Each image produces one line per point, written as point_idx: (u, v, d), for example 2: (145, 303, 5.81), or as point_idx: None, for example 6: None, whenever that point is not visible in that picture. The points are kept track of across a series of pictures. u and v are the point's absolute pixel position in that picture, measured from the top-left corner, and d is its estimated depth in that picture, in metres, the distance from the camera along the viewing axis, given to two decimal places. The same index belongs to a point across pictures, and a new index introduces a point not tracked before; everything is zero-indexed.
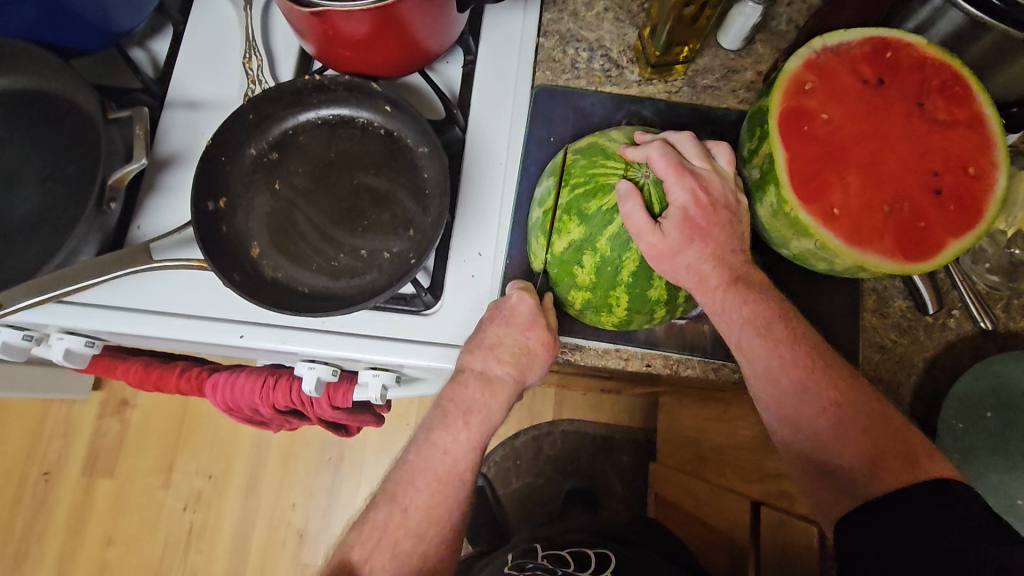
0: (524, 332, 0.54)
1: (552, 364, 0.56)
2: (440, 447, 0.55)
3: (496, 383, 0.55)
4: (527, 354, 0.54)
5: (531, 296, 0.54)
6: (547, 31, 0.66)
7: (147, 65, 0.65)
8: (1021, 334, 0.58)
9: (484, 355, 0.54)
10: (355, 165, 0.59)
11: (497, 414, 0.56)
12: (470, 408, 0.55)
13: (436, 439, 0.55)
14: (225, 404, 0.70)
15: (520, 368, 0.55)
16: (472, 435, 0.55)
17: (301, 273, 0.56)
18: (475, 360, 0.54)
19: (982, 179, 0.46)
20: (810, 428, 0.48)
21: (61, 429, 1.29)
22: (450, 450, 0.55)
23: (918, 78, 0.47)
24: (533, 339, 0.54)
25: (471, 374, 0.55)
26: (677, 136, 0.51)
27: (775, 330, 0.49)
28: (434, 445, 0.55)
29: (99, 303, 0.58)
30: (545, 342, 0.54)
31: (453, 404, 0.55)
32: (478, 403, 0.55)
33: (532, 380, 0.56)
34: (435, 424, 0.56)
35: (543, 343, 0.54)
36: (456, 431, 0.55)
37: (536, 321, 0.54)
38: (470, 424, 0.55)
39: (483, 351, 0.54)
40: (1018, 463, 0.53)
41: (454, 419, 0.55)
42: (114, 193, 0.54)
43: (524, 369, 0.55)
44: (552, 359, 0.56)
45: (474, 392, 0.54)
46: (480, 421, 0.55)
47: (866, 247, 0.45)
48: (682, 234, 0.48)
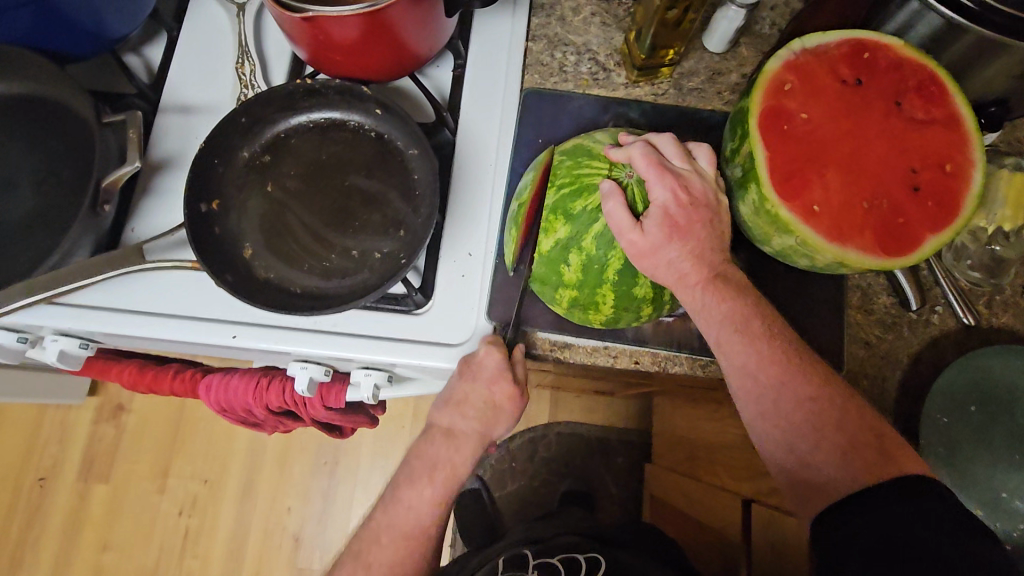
0: (490, 387, 0.56)
1: (518, 414, 0.59)
2: (407, 502, 0.58)
3: (462, 439, 0.58)
4: (492, 408, 0.57)
5: (497, 352, 0.56)
6: (535, 35, 0.67)
7: (142, 71, 0.66)
8: (1004, 329, 0.59)
9: (451, 411, 0.57)
10: (346, 167, 0.60)
11: (464, 469, 0.58)
12: (437, 463, 0.58)
13: (403, 495, 0.58)
14: (218, 404, 0.70)
15: (486, 423, 0.57)
16: (438, 489, 0.58)
17: (293, 274, 0.57)
18: (443, 416, 0.58)
19: (959, 175, 0.47)
20: (787, 424, 0.49)
21: (57, 434, 1.29)
22: (414, 504, 0.58)
23: (895, 78, 0.48)
24: (498, 393, 0.56)
25: (440, 430, 0.58)
26: (660, 138, 0.52)
27: (755, 326, 0.50)
28: (402, 500, 0.58)
29: (93, 305, 0.58)
30: (510, 395, 0.57)
31: (420, 459, 0.59)
32: (444, 459, 0.58)
33: (499, 434, 0.59)
34: (404, 481, 0.59)
35: (508, 397, 0.57)
36: (421, 488, 0.58)
37: (500, 377, 0.56)
38: (435, 480, 0.58)
39: (450, 406, 0.57)
40: (1002, 457, 0.54)
41: (421, 475, 0.58)
42: (107, 196, 0.54)
43: (489, 422, 0.57)
44: (519, 410, 0.59)
45: (440, 448, 0.58)
46: (445, 477, 0.58)
47: (846, 242, 0.45)
48: (663, 233, 0.48)
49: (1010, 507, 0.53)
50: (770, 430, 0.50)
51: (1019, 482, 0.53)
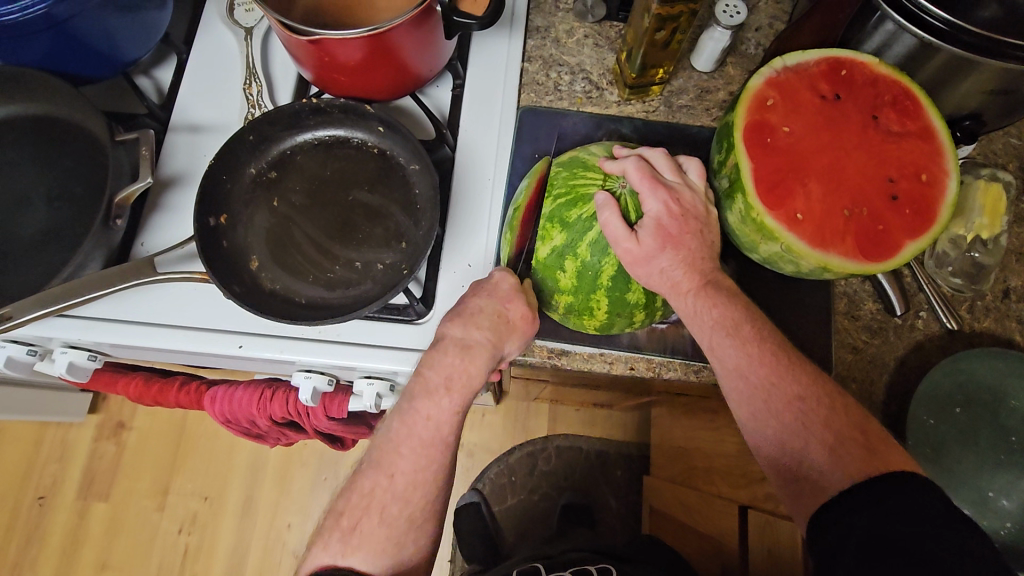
0: (504, 305, 0.53)
1: (530, 339, 0.54)
2: (424, 412, 0.52)
3: (476, 350, 0.53)
4: (507, 323, 0.53)
5: (512, 276, 0.54)
6: (531, 56, 0.70)
7: (152, 92, 0.69)
8: (987, 333, 0.61)
9: (464, 322, 0.53)
10: (350, 182, 0.62)
11: (476, 380, 0.53)
12: (451, 375, 0.52)
13: (420, 405, 0.52)
14: (223, 416, 0.71)
15: (500, 337, 0.53)
16: (455, 400, 0.53)
17: (298, 285, 0.59)
18: (455, 326, 0.53)
19: (935, 185, 0.49)
20: (776, 424, 0.50)
21: (57, 452, 1.29)
22: (434, 414, 0.52)
23: (871, 93, 0.51)
24: (515, 310, 0.53)
25: (452, 343, 0.53)
26: (653, 151, 0.55)
27: (745, 331, 0.52)
28: (416, 412, 0.52)
29: (103, 317, 0.60)
30: (525, 315, 0.53)
31: (432, 369, 0.53)
32: (444, 398, 0.52)
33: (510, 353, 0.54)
34: (417, 390, 0.53)
35: (522, 317, 0.53)
36: (438, 397, 0.52)
37: (516, 294, 0.53)
38: (453, 389, 0.52)
39: (462, 317, 0.53)
40: (988, 458, 0.56)
41: (436, 387, 0.52)
42: (120, 211, 0.56)
43: (503, 334, 0.53)
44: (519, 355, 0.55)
45: (455, 359, 0.52)
46: (462, 385, 0.53)
47: (829, 248, 0.48)
48: (655, 242, 0.51)
49: (998, 506, 0.55)
50: (760, 430, 0.51)
51: (1005, 482, 0.55)
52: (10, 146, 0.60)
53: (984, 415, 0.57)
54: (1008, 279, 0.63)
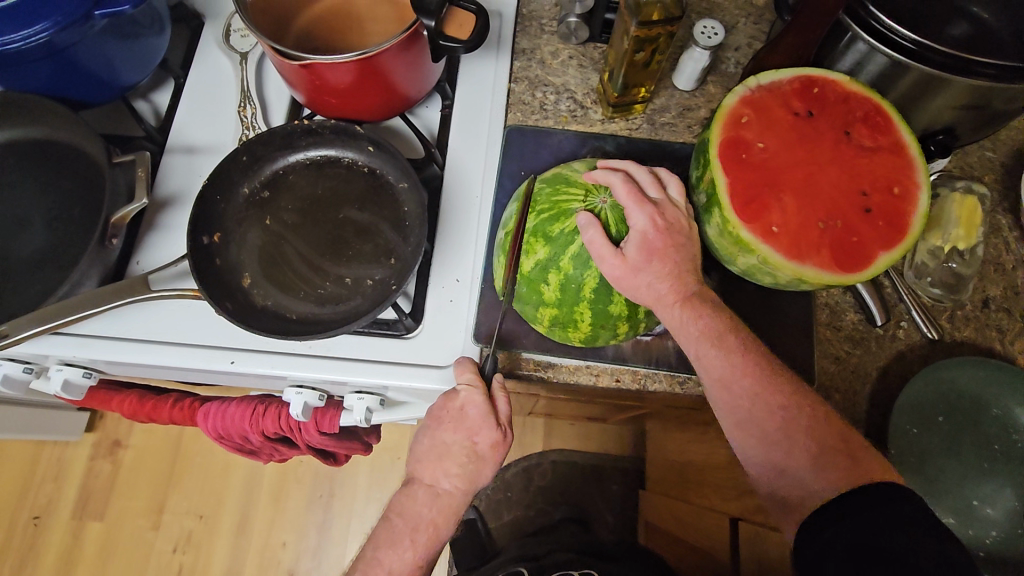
0: (473, 438, 0.58)
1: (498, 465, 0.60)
2: (386, 567, 0.57)
3: (445, 495, 0.58)
4: (476, 460, 0.58)
5: (480, 397, 0.57)
6: (517, 77, 0.72)
7: (150, 115, 0.71)
8: (968, 342, 0.62)
9: (434, 467, 0.58)
10: (341, 200, 0.64)
11: (448, 520, 0.59)
12: (419, 523, 0.58)
13: (383, 557, 0.57)
14: (216, 432, 0.72)
15: (468, 477, 0.58)
16: (426, 539, 0.58)
17: (289, 301, 0.60)
18: (425, 473, 0.58)
19: (907, 197, 0.51)
20: (759, 431, 0.51)
21: (52, 472, 1.29)
22: (395, 571, 0.57)
23: (843, 110, 0.52)
24: (481, 442, 0.58)
25: (421, 487, 0.59)
26: (640, 168, 0.56)
27: (730, 341, 0.53)
28: (380, 563, 0.57)
29: (98, 334, 0.61)
30: (492, 444, 0.58)
31: (401, 517, 0.58)
32: (427, 515, 0.58)
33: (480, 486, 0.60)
34: (383, 541, 0.58)
35: (491, 445, 0.58)
36: (402, 550, 0.57)
37: (485, 424, 0.57)
38: (417, 543, 0.58)
39: (433, 463, 0.58)
40: (973, 467, 0.57)
41: (401, 538, 0.58)
42: (116, 230, 0.58)
43: (471, 478, 0.58)
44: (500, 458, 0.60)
45: (423, 506, 0.58)
46: (427, 540, 0.58)
47: (804, 260, 0.49)
48: (642, 255, 0.52)
49: (982, 514, 0.56)
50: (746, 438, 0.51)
51: (989, 491, 0.57)
52: (10, 169, 0.62)
53: (965, 423, 0.58)
54: (987, 289, 0.64)
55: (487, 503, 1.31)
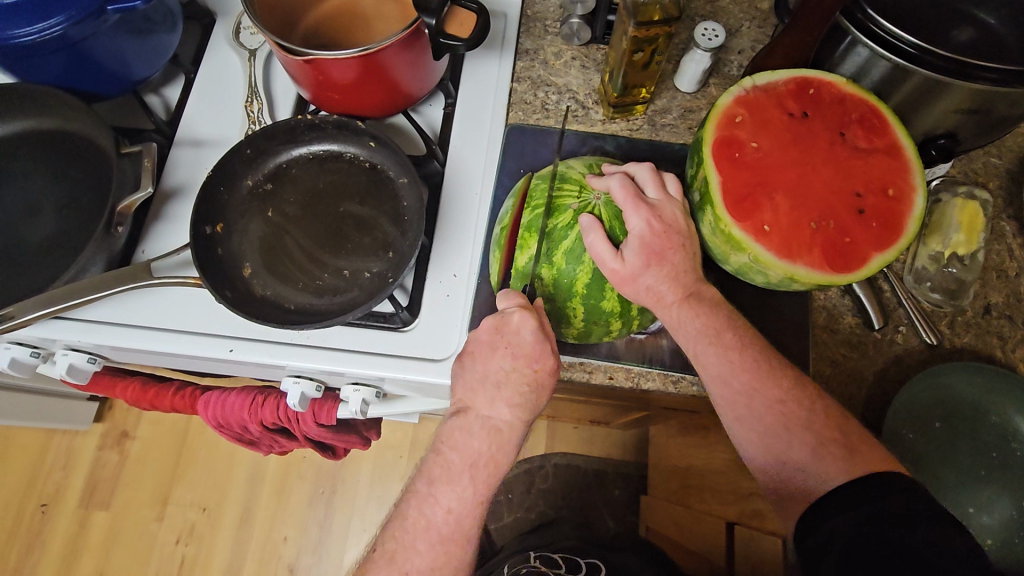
0: (531, 364, 0.51)
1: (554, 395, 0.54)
2: (443, 506, 0.51)
3: (505, 426, 0.52)
4: (536, 388, 0.52)
5: (533, 320, 0.51)
6: (520, 77, 0.73)
7: (160, 109, 0.73)
8: (968, 349, 0.61)
9: (490, 396, 0.52)
10: (342, 194, 0.65)
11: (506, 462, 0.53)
12: (478, 458, 0.52)
13: (438, 495, 0.51)
14: (216, 421, 0.73)
15: (527, 406, 0.52)
16: (479, 487, 0.52)
17: (288, 291, 0.61)
18: (481, 402, 0.53)
19: (902, 199, 0.51)
20: (759, 426, 0.50)
21: (62, 460, 1.31)
22: (453, 508, 0.51)
23: (839, 111, 0.52)
24: (540, 370, 0.52)
25: (478, 420, 0.52)
26: (639, 167, 0.55)
27: (727, 338, 0.51)
28: (437, 503, 0.51)
29: (103, 320, 0.63)
30: (551, 372, 0.52)
31: (457, 453, 0.52)
32: (484, 452, 0.52)
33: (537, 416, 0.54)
34: (438, 477, 0.51)
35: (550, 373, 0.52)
36: (461, 488, 0.51)
37: (542, 350, 0.51)
38: (476, 479, 0.51)
39: (488, 388, 0.52)
40: (969, 474, 0.57)
41: (459, 475, 0.51)
42: (122, 218, 0.59)
43: (531, 405, 0.52)
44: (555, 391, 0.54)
45: (482, 441, 0.52)
46: (488, 474, 0.52)
47: (795, 260, 0.49)
48: (640, 259, 0.51)
49: (978, 522, 0.56)
50: (744, 432, 0.51)
51: (986, 498, 0.56)
52: (24, 158, 0.64)
53: (964, 431, 0.57)
54: (989, 295, 0.63)
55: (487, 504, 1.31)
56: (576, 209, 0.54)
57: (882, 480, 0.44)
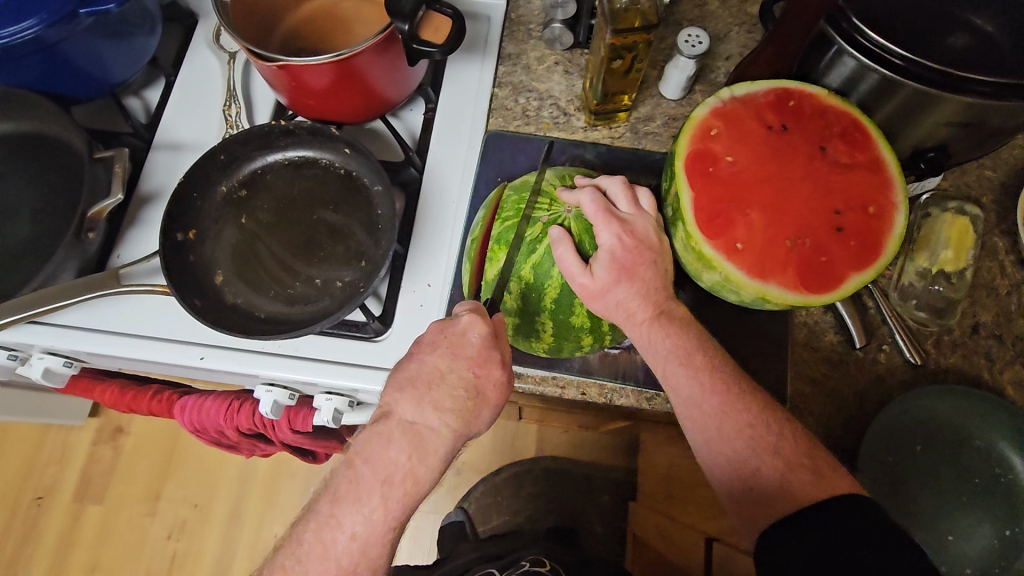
0: (472, 370, 0.50)
1: (498, 409, 0.51)
2: (348, 529, 0.47)
3: (431, 438, 0.48)
4: (474, 398, 0.49)
5: (481, 324, 0.50)
6: (501, 82, 0.72)
7: (139, 111, 0.72)
8: (953, 369, 0.60)
9: (419, 401, 0.49)
10: (316, 202, 0.64)
11: (426, 480, 0.48)
12: (393, 472, 0.47)
13: (342, 519, 0.47)
14: (193, 425, 0.73)
15: (461, 417, 0.49)
16: (389, 509, 0.47)
17: (259, 299, 0.60)
18: (406, 406, 0.49)
19: (882, 217, 0.49)
20: (728, 450, 0.48)
21: (57, 454, 1.33)
22: (358, 532, 0.47)
23: (819, 125, 0.51)
24: (481, 378, 0.50)
25: (401, 428, 0.48)
26: (611, 179, 0.54)
27: (698, 359, 0.50)
28: (340, 527, 0.47)
29: (75, 325, 0.63)
30: (496, 382, 0.50)
31: (371, 468, 0.48)
32: (402, 466, 0.48)
33: (475, 431, 0.51)
34: (346, 497, 0.48)
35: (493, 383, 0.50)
36: (369, 510, 0.47)
37: (485, 356, 0.50)
38: (389, 498, 0.47)
39: (417, 394, 0.49)
40: (951, 501, 0.55)
41: (369, 493, 0.47)
42: (93, 224, 0.59)
43: (466, 417, 0.49)
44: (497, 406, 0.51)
45: (401, 454, 0.48)
46: (403, 493, 0.48)
47: (768, 279, 0.47)
48: (610, 275, 0.50)
49: (957, 551, 0.54)
50: (713, 456, 0.49)
51: (966, 526, 0.54)
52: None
53: (946, 455, 0.56)
54: (977, 314, 0.61)
55: (476, 507, 1.29)
56: (546, 223, 0.52)
57: (842, 504, 0.43)
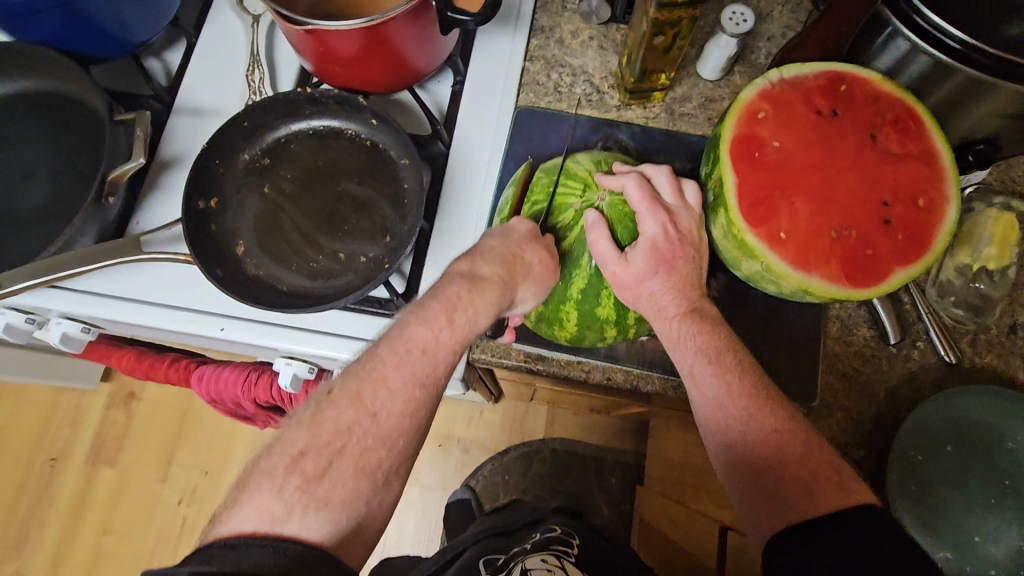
0: (521, 246, 0.49)
1: (555, 279, 0.50)
2: (419, 344, 0.46)
3: (485, 284, 0.48)
4: (522, 266, 0.49)
5: (530, 222, 0.51)
6: (534, 55, 0.69)
7: (160, 74, 0.70)
8: (987, 368, 0.58)
9: (472, 258, 0.50)
10: (340, 173, 0.62)
11: (483, 318, 0.48)
12: (455, 303, 0.47)
13: (412, 333, 0.46)
14: (209, 396, 0.72)
15: (512, 271, 0.48)
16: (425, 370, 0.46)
17: (281, 272, 0.59)
18: (462, 262, 0.50)
19: (931, 211, 0.47)
20: (751, 452, 0.46)
21: (70, 417, 1.33)
22: (430, 348, 0.46)
23: (870, 112, 0.48)
24: (531, 252, 0.49)
25: (458, 275, 0.49)
26: (654, 167, 0.51)
27: (728, 361, 0.48)
28: (407, 337, 0.46)
29: (95, 292, 0.62)
30: (544, 261, 0.49)
31: (435, 300, 0.48)
32: (463, 299, 0.48)
33: (523, 298, 0.50)
34: (410, 315, 0.47)
35: (541, 262, 0.49)
36: (437, 328, 0.47)
37: (535, 240, 0.50)
38: (455, 323, 0.47)
39: (471, 256, 0.50)
40: (977, 499, 0.53)
41: (433, 310, 0.47)
42: (113, 188, 0.58)
43: (517, 273, 0.48)
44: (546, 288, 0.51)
45: (460, 288, 0.48)
46: (465, 321, 0.47)
47: (811, 270, 0.46)
48: (647, 265, 0.48)
49: (983, 551, 0.52)
50: (736, 461, 0.47)
51: (994, 528, 0.52)
52: (20, 119, 0.63)
53: (977, 455, 0.55)
54: (1016, 314, 0.59)
55: (483, 485, 1.29)
56: (578, 209, 0.50)
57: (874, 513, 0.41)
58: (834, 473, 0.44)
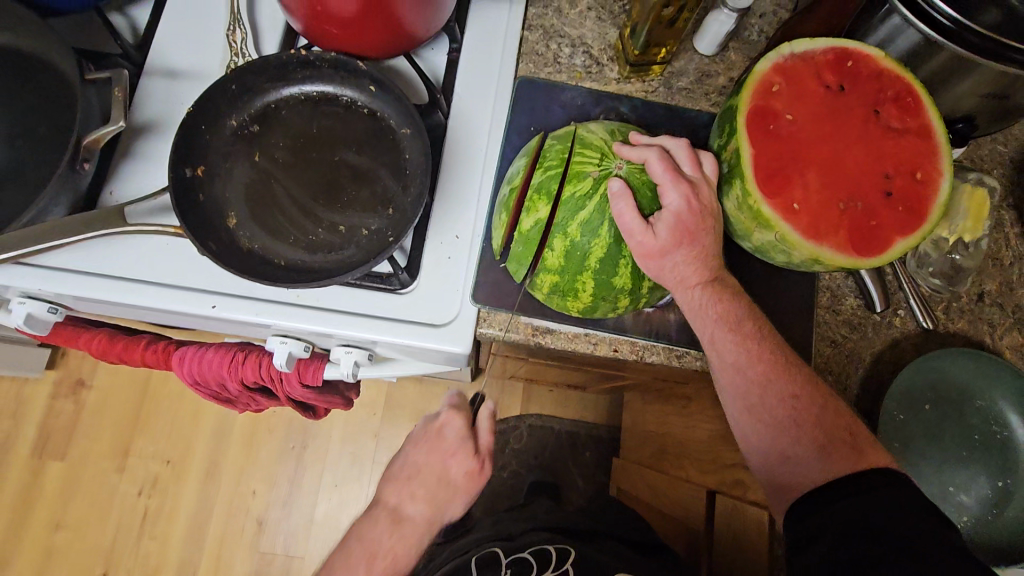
0: (445, 459, 0.65)
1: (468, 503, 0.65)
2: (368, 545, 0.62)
3: (409, 525, 0.63)
4: (446, 489, 0.64)
5: (457, 419, 0.65)
6: (532, 25, 0.68)
7: (126, 31, 0.64)
8: (960, 333, 0.62)
9: (405, 480, 0.65)
10: (338, 141, 0.59)
11: (411, 551, 0.62)
12: (380, 548, 0.62)
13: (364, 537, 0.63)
14: (192, 378, 0.68)
15: (433, 506, 0.64)
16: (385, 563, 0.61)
17: (278, 246, 0.56)
18: (391, 497, 0.65)
19: (928, 184, 0.50)
20: (769, 418, 0.50)
21: (11, 408, 1.24)
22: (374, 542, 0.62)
23: (874, 87, 0.50)
24: (454, 466, 0.65)
25: (386, 513, 0.64)
26: (674, 141, 0.52)
27: (747, 327, 0.51)
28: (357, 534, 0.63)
29: (66, 268, 0.57)
30: (464, 474, 0.65)
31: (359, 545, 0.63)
32: (385, 548, 0.62)
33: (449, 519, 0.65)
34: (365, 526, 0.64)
35: (465, 473, 0.65)
36: (377, 545, 0.62)
37: (462, 440, 0.65)
38: (381, 552, 0.62)
39: (400, 487, 0.65)
40: (952, 454, 0.59)
41: (381, 516, 0.64)
42: (88, 153, 0.54)
43: (438, 505, 0.64)
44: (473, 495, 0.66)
45: (384, 532, 0.63)
46: (398, 534, 0.62)
47: (821, 240, 0.48)
48: (672, 237, 0.49)
49: (957, 500, 0.58)
50: (749, 423, 0.51)
51: (964, 477, 0.58)
52: None
53: (951, 412, 0.59)
54: (983, 283, 0.64)
55: None
56: (596, 177, 0.49)
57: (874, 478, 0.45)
58: (843, 442, 0.48)
